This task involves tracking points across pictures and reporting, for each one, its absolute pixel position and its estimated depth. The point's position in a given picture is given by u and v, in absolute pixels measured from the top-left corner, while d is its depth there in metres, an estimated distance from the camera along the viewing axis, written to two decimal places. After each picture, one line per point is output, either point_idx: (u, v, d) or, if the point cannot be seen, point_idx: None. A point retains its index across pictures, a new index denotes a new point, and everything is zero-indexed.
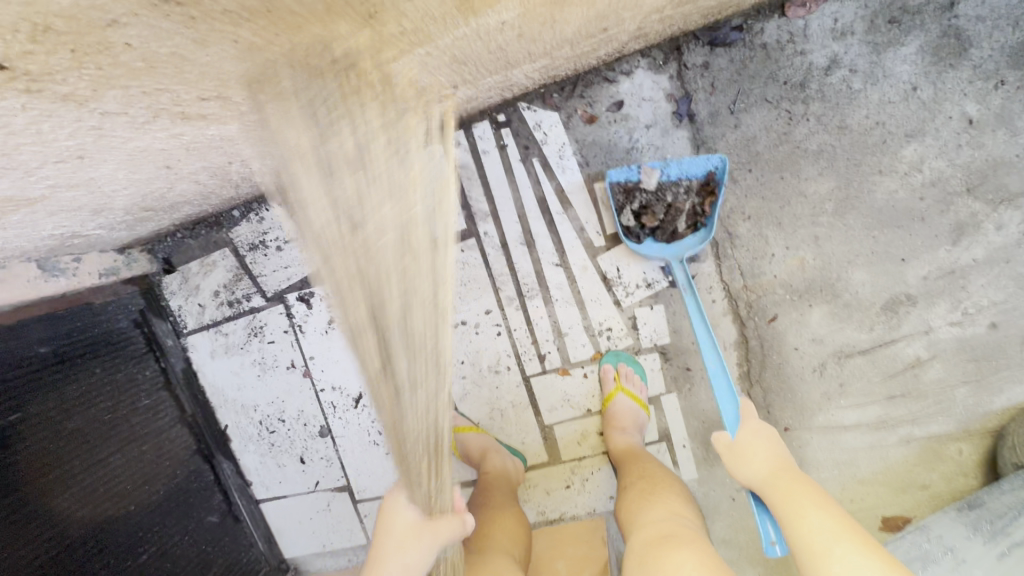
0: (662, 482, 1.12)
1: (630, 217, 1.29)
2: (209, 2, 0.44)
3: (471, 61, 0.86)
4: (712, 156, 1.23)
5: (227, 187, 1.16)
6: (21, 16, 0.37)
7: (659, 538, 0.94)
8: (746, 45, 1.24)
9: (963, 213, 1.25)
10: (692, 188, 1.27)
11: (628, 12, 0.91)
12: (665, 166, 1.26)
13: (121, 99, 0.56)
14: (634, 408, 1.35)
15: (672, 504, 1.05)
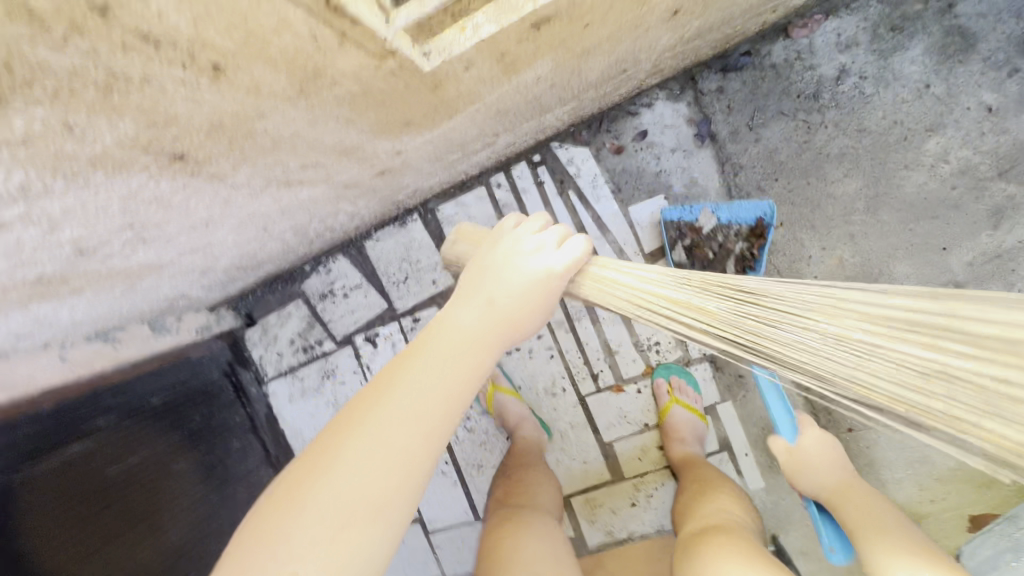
0: (717, 484, 1.15)
1: (682, 252, 1.36)
2: (325, 93, 0.59)
3: (511, 111, 0.99)
4: (762, 202, 1.28)
5: (302, 244, 1.32)
6: (207, 119, 0.53)
7: (704, 527, 0.98)
8: (757, 66, 1.33)
9: (1000, 197, 1.27)
10: (741, 234, 1.32)
11: (642, 54, 1.03)
12: (719, 208, 1.33)
13: (249, 173, 0.70)
14: (691, 419, 1.40)
15: (725, 503, 1.07)
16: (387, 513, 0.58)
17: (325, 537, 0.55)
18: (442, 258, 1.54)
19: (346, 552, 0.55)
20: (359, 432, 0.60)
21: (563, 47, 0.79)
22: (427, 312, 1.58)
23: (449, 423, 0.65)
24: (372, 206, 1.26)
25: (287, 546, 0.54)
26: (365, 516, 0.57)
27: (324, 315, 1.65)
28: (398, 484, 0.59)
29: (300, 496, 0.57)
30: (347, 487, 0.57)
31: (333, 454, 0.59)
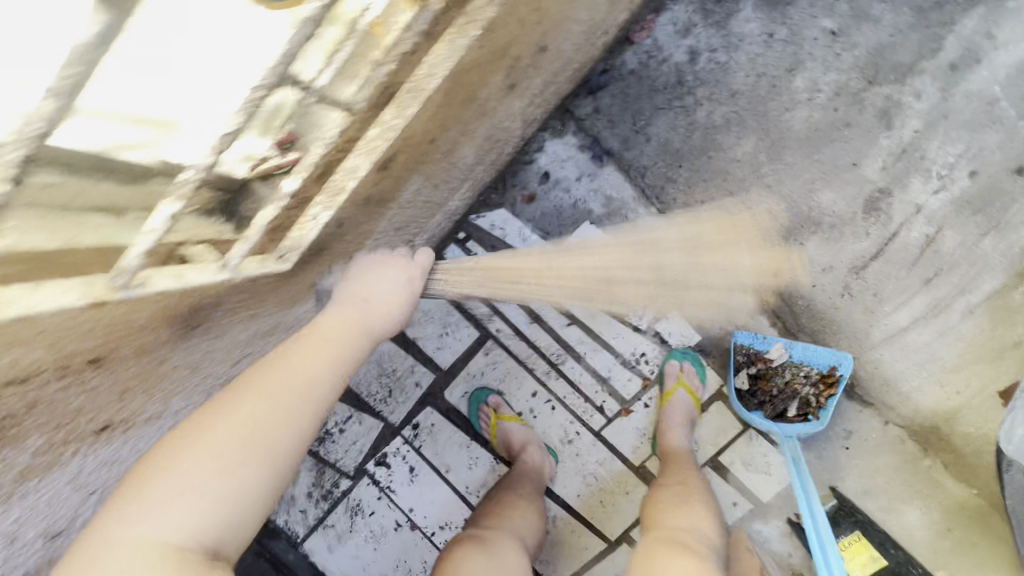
0: (698, 496, 1.21)
1: (744, 379, 1.43)
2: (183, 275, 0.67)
3: (409, 219, 1.04)
4: (841, 355, 1.36)
5: None
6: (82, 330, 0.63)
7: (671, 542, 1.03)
8: (619, 77, 1.41)
9: (880, 101, 1.33)
10: (812, 376, 1.40)
11: (507, 121, 1.08)
12: (792, 346, 1.39)
13: None
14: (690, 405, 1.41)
15: (703, 518, 1.14)
16: (224, 477, 0.65)
17: (177, 505, 0.63)
18: (415, 359, 1.57)
19: (187, 507, 0.63)
20: (205, 428, 0.67)
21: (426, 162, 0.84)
22: (422, 414, 1.59)
23: (308, 403, 0.72)
24: None
25: (132, 515, 0.63)
26: (206, 485, 0.64)
27: (330, 456, 1.64)
28: (245, 450, 0.67)
29: (154, 474, 0.65)
30: (198, 470, 0.65)
31: (211, 418, 0.68)
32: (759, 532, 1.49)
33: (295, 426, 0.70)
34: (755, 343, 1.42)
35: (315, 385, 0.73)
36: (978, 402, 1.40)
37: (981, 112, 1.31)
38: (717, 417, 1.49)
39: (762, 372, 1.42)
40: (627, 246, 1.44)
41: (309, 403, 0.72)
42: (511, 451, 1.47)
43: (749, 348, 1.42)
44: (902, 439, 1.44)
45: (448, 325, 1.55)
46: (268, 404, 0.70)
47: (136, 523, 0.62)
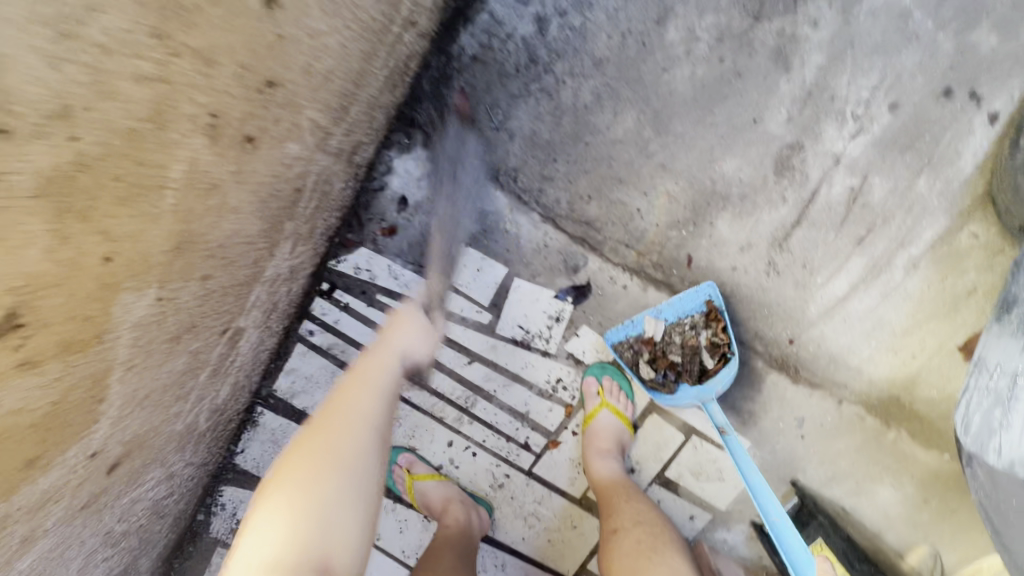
0: (657, 540, 1.09)
1: (647, 368, 1.23)
2: None
3: (199, 319, 0.83)
4: (700, 287, 1.17)
5: (146, 529, 1.15)
6: None
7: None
8: (454, 69, 1.16)
9: (771, 39, 1.10)
10: (697, 324, 1.20)
11: (296, 170, 0.85)
12: (659, 312, 1.20)
13: None
14: (617, 427, 1.25)
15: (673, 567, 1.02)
16: (343, 430, 0.87)
17: (284, 520, 0.76)
18: None
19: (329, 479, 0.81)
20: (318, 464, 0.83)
21: (134, 275, 0.62)
22: None
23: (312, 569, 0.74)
24: (180, 456, 1.10)
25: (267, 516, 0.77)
26: (330, 462, 0.83)
27: None
28: (324, 457, 0.83)
29: None
30: (289, 501, 0.78)
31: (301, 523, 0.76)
32: (721, 542, 1.32)
33: (385, 370, 1.00)
34: (631, 329, 1.22)
35: (363, 421, 0.89)
36: (936, 362, 1.20)
37: (892, 29, 1.08)
38: (654, 430, 1.32)
39: (653, 351, 1.22)
40: (515, 264, 1.23)
41: (349, 449, 0.85)
42: (433, 513, 1.30)
43: (629, 338, 1.23)
44: (861, 416, 1.25)
45: None
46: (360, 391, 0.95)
47: (268, 520, 0.77)
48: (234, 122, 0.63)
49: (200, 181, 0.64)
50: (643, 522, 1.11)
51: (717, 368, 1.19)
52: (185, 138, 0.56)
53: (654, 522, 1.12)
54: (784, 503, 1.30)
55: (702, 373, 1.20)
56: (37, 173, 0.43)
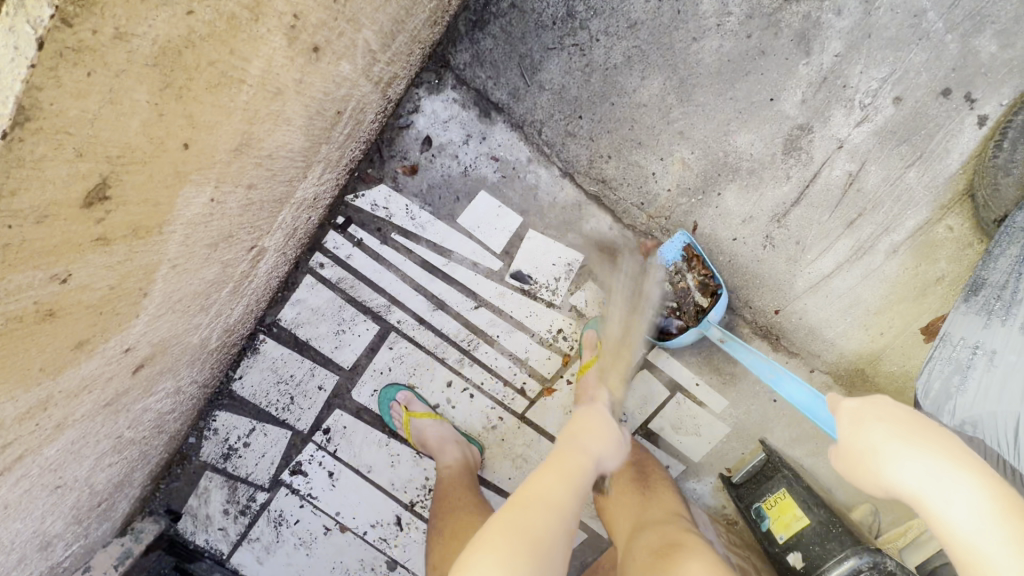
0: (649, 479, 1.03)
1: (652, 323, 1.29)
2: None
3: (236, 228, 0.84)
4: (675, 236, 1.24)
5: (146, 443, 1.17)
6: None
7: (659, 543, 0.82)
8: (492, 17, 1.18)
9: (796, 22, 1.16)
10: (683, 270, 1.26)
11: (342, 91, 0.86)
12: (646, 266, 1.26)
13: None
14: None
15: (666, 501, 0.96)
16: (574, 487, 0.81)
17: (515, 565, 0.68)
18: (313, 361, 1.40)
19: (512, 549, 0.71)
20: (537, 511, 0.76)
21: (200, 168, 0.63)
22: (331, 417, 1.45)
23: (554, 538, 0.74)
24: (189, 372, 1.11)
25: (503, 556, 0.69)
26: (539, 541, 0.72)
27: (239, 471, 1.50)
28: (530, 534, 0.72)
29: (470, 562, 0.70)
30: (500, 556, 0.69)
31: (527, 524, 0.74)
32: (691, 491, 1.44)
33: (595, 450, 0.90)
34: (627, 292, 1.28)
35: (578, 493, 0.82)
36: (902, 340, 1.32)
37: (907, 26, 1.15)
38: (642, 385, 1.42)
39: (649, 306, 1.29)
40: (531, 216, 1.27)
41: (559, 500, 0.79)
42: (427, 450, 1.34)
43: None
44: (828, 384, 1.38)
45: (343, 321, 1.36)
46: (583, 457, 0.87)
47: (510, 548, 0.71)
48: (309, 28, 0.66)
49: (268, 84, 0.66)
50: (637, 463, 1.06)
51: (711, 302, 1.24)
52: (268, 35, 0.60)
53: (646, 464, 1.07)
54: (751, 457, 1.39)
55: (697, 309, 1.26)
56: (155, 41, 0.49)
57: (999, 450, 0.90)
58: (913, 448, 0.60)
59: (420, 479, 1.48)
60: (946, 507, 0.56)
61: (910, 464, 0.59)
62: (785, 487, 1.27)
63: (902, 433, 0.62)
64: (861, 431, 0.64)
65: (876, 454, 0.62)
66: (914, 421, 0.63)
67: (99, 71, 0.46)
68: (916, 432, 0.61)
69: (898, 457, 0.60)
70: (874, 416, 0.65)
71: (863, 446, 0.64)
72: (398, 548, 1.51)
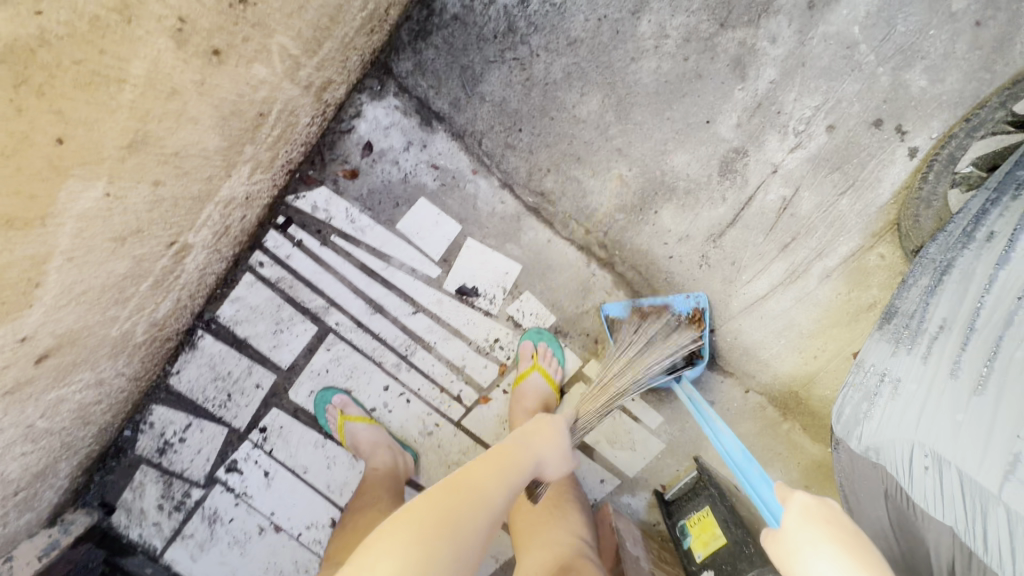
0: (560, 494, 1.03)
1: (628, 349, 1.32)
2: None
3: (146, 224, 0.84)
4: (699, 294, 1.27)
5: (68, 433, 1.16)
6: None
7: (553, 569, 0.84)
8: (436, 28, 1.20)
9: (733, 47, 1.18)
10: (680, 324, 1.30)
11: (261, 94, 0.88)
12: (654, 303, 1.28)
13: None
14: (544, 389, 1.32)
15: (568, 522, 0.96)
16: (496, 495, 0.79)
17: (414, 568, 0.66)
18: (251, 359, 1.40)
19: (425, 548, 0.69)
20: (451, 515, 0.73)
21: (84, 163, 0.64)
22: (269, 416, 1.45)
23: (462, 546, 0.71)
24: (111, 364, 1.11)
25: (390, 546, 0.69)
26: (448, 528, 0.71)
27: (175, 467, 1.50)
28: (460, 507, 0.74)
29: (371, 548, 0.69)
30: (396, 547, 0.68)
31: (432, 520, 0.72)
32: (624, 505, 1.44)
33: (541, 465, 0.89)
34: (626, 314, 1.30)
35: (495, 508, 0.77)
36: (834, 365, 1.33)
37: (840, 57, 1.18)
38: None
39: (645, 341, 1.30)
40: (470, 224, 1.28)
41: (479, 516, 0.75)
42: (358, 453, 1.34)
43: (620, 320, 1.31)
44: (762, 405, 1.39)
45: (281, 320, 1.36)
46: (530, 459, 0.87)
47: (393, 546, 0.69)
48: (200, 32, 0.67)
49: (159, 85, 0.67)
50: (552, 481, 1.06)
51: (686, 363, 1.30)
52: (148, 36, 0.61)
53: (560, 481, 1.07)
54: (684, 475, 1.40)
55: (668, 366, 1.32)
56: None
57: (897, 478, 0.90)
58: (832, 550, 0.69)
59: (356, 483, 1.48)
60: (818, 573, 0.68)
61: (822, 564, 0.68)
62: (709, 506, 1.27)
63: (831, 535, 0.71)
64: (792, 526, 0.73)
65: (800, 550, 0.71)
66: (846, 531, 0.71)
67: None
68: (840, 539, 0.70)
69: (818, 557, 0.69)
70: (813, 516, 0.73)
71: (792, 539, 0.73)
72: None
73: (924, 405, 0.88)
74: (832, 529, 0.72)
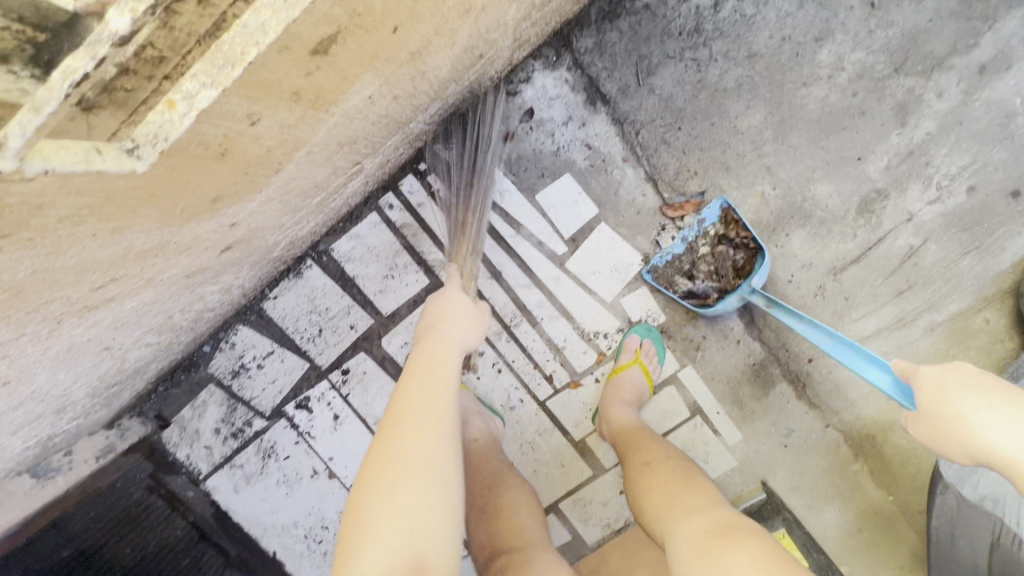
0: (686, 468, 1.02)
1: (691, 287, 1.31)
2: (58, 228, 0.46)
3: (360, 137, 0.83)
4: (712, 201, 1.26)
5: (178, 335, 1.12)
6: None
7: (714, 528, 0.82)
8: (625, 12, 1.21)
9: (900, 93, 1.22)
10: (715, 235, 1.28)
11: (494, 36, 0.88)
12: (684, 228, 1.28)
13: (40, 320, 0.58)
14: (642, 385, 1.31)
15: (705, 488, 0.94)
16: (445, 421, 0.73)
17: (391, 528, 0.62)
18: (352, 300, 1.38)
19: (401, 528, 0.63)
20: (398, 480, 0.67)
21: (385, 59, 0.63)
22: (354, 359, 1.43)
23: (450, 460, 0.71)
24: (245, 274, 1.08)
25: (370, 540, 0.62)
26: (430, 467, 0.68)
27: (243, 393, 1.46)
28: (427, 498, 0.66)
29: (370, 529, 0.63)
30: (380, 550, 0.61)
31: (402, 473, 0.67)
32: None
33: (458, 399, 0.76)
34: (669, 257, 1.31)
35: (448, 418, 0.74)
36: None
37: (997, 124, 1.22)
38: (667, 399, 1.42)
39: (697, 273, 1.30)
40: (606, 210, 1.29)
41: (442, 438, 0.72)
42: None
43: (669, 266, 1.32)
44: (838, 442, 1.42)
45: (395, 267, 1.35)
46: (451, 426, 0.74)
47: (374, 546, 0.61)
48: None
49: (466, 3, 0.67)
50: (674, 459, 1.04)
51: (750, 264, 1.26)
52: None
53: (683, 460, 1.05)
54: (749, 496, 1.42)
55: (730, 273, 1.27)
56: None
57: None
58: (998, 408, 0.68)
59: None
60: (1005, 444, 0.66)
61: (1000, 427, 0.67)
62: (784, 529, 1.32)
63: (988, 394, 0.70)
64: (952, 398, 0.72)
65: (963, 415, 0.70)
66: (1001, 388, 0.70)
67: None
68: (1000, 397, 0.69)
69: (990, 426, 0.68)
70: (958, 384, 0.72)
71: (952, 411, 0.71)
72: None
73: None
74: (979, 392, 0.71)
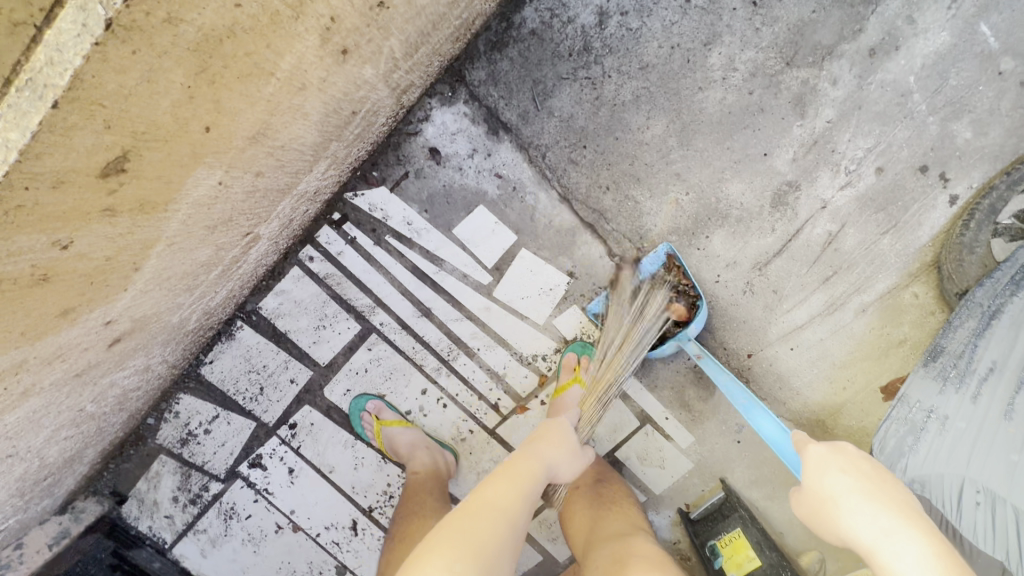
0: (616, 497, 1.05)
1: None
2: None
3: (232, 214, 0.83)
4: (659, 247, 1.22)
5: (105, 420, 1.12)
6: None
7: (624, 553, 0.86)
8: (514, 42, 1.24)
9: (795, 86, 1.23)
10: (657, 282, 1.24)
11: (360, 94, 0.88)
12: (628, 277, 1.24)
13: None
14: None
15: (629, 516, 0.99)
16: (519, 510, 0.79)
17: None
18: (288, 354, 1.38)
19: None
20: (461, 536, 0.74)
21: (216, 151, 0.66)
22: (299, 413, 1.42)
23: (503, 549, 0.76)
24: (161, 352, 1.08)
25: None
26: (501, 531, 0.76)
27: (196, 459, 1.44)
28: (483, 553, 0.73)
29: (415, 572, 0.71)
30: None
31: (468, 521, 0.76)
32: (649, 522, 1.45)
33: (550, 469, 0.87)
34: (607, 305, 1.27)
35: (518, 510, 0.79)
36: (859, 398, 1.35)
37: (894, 104, 1.23)
38: (614, 413, 1.43)
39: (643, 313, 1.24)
40: (525, 235, 1.30)
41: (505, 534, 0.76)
42: (397, 456, 1.33)
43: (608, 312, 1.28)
44: (790, 431, 1.38)
45: (325, 316, 1.35)
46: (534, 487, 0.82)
47: None
48: (343, 31, 0.69)
49: (295, 80, 0.69)
50: (604, 480, 1.08)
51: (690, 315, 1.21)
52: (305, 34, 0.63)
53: (612, 481, 1.09)
54: (710, 495, 1.41)
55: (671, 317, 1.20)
56: (201, 29, 0.51)
57: (943, 511, 0.94)
58: (869, 496, 0.68)
59: (382, 484, 1.44)
60: (858, 528, 0.67)
61: (861, 513, 0.67)
62: (739, 528, 1.33)
63: (860, 480, 0.70)
64: (826, 476, 0.72)
65: (832, 496, 0.71)
66: (877, 475, 0.71)
67: (143, 52, 0.48)
68: (876, 487, 0.69)
69: (854, 509, 0.68)
70: (838, 465, 0.72)
71: (824, 488, 0.72)
72: (350, 554, 1.46)
73: (973, 445, 0.95)
74: (855, 477, 0.71)
